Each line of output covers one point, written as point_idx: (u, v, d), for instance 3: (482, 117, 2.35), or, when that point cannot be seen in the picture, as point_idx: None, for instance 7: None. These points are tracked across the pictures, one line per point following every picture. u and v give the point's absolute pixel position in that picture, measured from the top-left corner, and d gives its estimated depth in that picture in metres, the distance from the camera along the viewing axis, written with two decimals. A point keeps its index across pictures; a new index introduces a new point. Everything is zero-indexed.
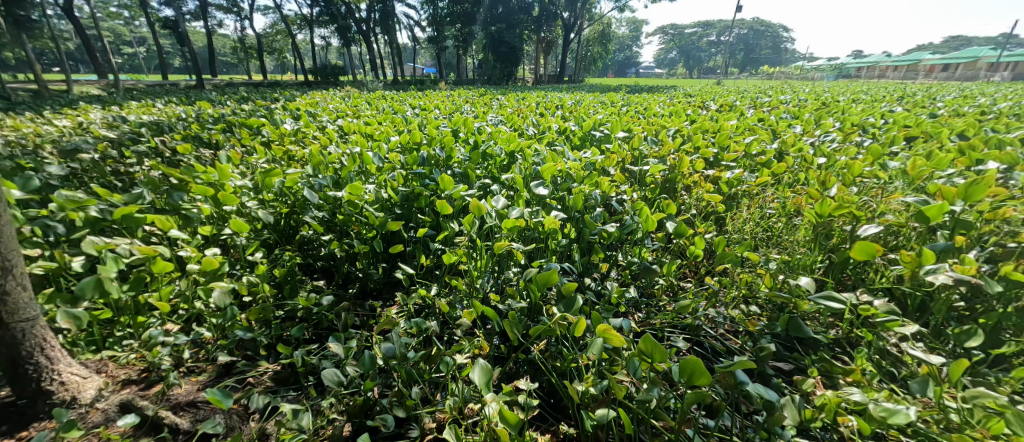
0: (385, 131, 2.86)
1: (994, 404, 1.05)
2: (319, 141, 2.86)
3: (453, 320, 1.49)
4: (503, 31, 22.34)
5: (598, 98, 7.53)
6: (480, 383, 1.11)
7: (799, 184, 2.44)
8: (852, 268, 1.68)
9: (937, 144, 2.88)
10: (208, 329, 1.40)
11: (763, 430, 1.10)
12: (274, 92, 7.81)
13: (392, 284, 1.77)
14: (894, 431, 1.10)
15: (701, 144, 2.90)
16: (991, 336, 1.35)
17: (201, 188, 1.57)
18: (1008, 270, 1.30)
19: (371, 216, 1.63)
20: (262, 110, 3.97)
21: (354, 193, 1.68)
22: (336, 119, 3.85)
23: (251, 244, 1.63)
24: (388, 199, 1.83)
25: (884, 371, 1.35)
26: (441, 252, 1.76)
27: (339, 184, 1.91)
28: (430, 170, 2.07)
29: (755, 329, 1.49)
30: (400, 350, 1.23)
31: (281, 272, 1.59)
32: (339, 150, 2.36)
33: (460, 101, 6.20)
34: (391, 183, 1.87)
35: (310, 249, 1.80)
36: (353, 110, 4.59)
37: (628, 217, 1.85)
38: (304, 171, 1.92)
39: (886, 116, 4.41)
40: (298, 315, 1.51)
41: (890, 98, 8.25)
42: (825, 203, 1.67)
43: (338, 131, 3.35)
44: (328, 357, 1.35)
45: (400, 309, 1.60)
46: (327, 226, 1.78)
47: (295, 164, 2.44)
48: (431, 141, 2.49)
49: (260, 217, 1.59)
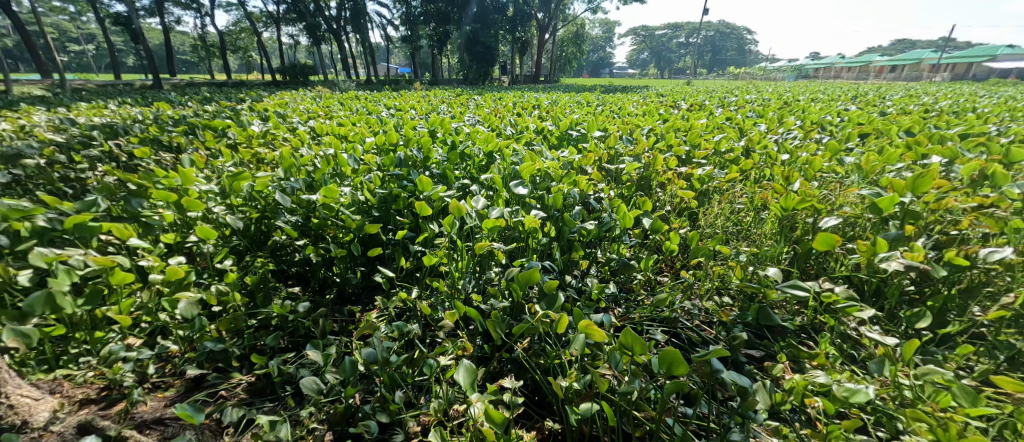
0: (359, 132, 2.81)
1: (942, 379, 1.14)
2: (290, 144, 2.78)
3: (435, 323, 1.48)
4: (478, 31, 22.35)
5: (574, 98, 7.65)
6: (465, 383, 1.11)
7: (765, 179, 2.56)
8: (814, 257, 1.77)
9: (887, 139, 3.07)
10: (174, 342, 1.35)
11: (738, 415, 1.15)
12: (239, 93, 7.51)
13: (373, 287, 1.75)
14: (856, 409, 1.18)
15: (673, 143, 3.00)
16: (938, 318, 1.43)
17: (162, 193, 1.49)
18: (952, 255, 1.39)
19: (348, 219, 1.59)
20: (227, 111, 3.82)
21: (329, 195, 1.63)
22: (307, 120, 3.76)
23: (219, 251, 1.57)
24: (365, 201, 1.79)
25: (846, 354, 1.42)
26: (421, 253, 1.74)
27: (313, 187, 1.86)
28: (408, 171, 2.05)
29: (728, 319, 1.56)
30: (382, 354, 1.21)
31: (253, 279, 1.54)
32: (312, 152, 2.30)
33: (435, 101, 6.18)
34: (367, 185, 1.84)
35: (284, 254, 1.75)
36: (325, 110, 4.49)
37: (606, 215, 1.90)
38: (275, 174, 1.86)
39: (841, 113, 4.70)
40: (273, 324, 1.46)
41: (847, 97, 8.72)
42: (790, 197, 1.76)
43: (310, 132, 3.27)
44: (306, 365, 1.31)
45: (382, 313, 1.58)
46: (301, 230, 1.71)
47: (265, 168, 2.36)
48: (408, 141, 2.47)
49: (229, 223, 1.52)
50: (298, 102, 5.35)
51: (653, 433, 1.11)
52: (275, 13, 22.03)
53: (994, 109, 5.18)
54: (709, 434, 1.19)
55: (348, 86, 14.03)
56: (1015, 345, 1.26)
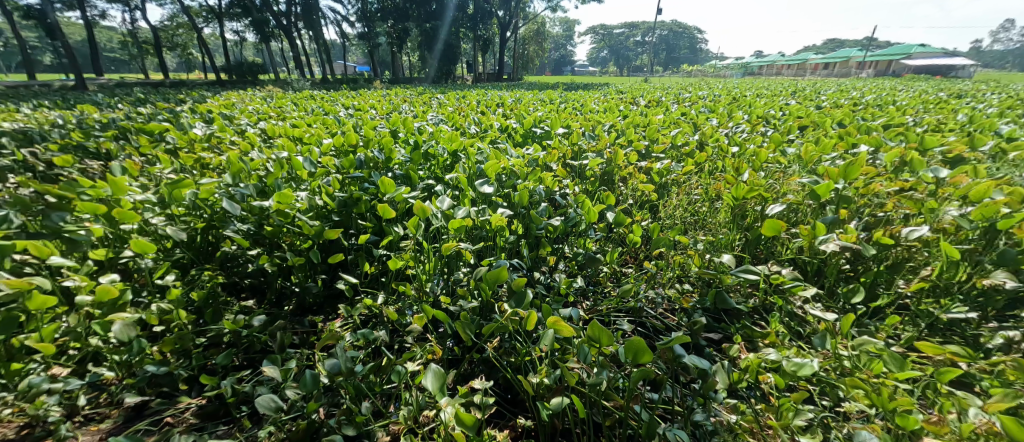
0: (316, 134, 2.70)
1: (876, 348, 1.25)
2: (239, 149, 2.63)
3: (403, 327, 1.45)
4: (438, 29, 22.06)
5: (536, 95, 7.72)
6: (434, 388, 1.09)
7: (718, 171, 2.70)
8: (763, 243, 1.89)
9: (823, 131, 3.32)
10: (109, 368, 1.25)
11: (701, 397, 1.22)
12: (177, 93, 6.99)
13: (336, 295, 1.68)
14: (804, 382, 1.29)
15: (633, 138, 3.10)
16: (870, 292, 1.56)
17: (88, 205, 1.36)
18: (879, 235, 1.52)
19: (305, 225, 1.52)
20: (164, 113, 3.56)
21: (284, 201, 1.58)
22: (257, 122, 3.56)
23: (160, 266, 1.47)
24: (323, 206, 1.72)
25: (794, 331, 1.53)
26: (386, 257, 1.70)
27: (266, 193, 1.76)
28: (369, 173, 1.99)
29: (689, 306, 1.65)
30: (346, 365, 1.17)
31: (201, 294, 1.46)
32: (264, 155, 2.19)
33: (395, 100, 6.05)
34: (326, 188, 1.77)
35: (236, 265, 1.62)
36: (277, 111, 4.28)
37: (572, 211, 1.94)
38: (222, 180, 1.75)
39: (783, 107, 5.03)
40: (224, 341, 1.39)
41: (788, 93, 9.37)
42: (740, 187, 1.87)
43: (261, 134, 3.11)
44: (264, 383, 1.25)
45: (346, 322, 1.53)
46: (254, 239, 1.63)
47: (211, 174, 2.22)
48: (368, 142, 2.40)
49: (170, 235, 1.41)
50: (247, 103, 5.07)
51: (622, 421, 1.15)
52: (217, 8, 20.71)
53: (909, 102, 5.78)
54: (674, 416, 1.25)
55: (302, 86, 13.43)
56: (933, 313, 1.38)
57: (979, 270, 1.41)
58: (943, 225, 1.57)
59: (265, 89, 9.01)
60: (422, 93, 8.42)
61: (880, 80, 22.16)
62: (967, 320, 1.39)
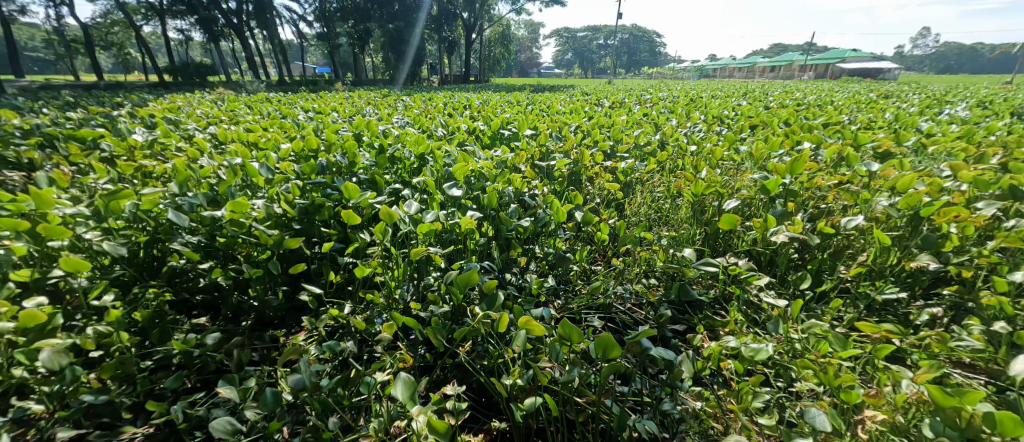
0: (272, 138, 2.61)
1: (822, 330, 1.36)
2: (186, 156, 2.49)
3: (371, 337, 1.44)
4: (401, 30, 21.77)
5: (504, 97, 7.78)
6: (404, 398, 1.08)
7: (678, 169, 2.83)
8: (722, 236, 2.00)
9: (772, 129, 3.54)
10: (38, 401, 1.13)
11: (668, 386, 1.28)
12: (114, 96, 6.52)
13: (298, 307, 1.65)
14: (760, 366, 1.37)
15: (598, 138, 3.20)
16: (816, 278, 1.69)
17: (8, 222, 1.26)
18: (822, 226, 1.65)
19: (262, 234, 1.45)
20: (98, 119, 3.31)
21: (238, 209, 1.49)
22: (206, 126, 3.39)
23: (95, 286, 1.35)
24: (283, 214, 1.67)
25: (750, 319, 1.63)
26: (352, 265, 1.68)
27: (218, 202, 1.67)
28: (331, 178, 1.95)
29: (655, 299, 1.72)
30: (311, 379, 1.14)
31: (146, 314, 1.35)
32: (216, 162, 2.09)
33: (358, 103, 5.93)
34: (285, 196, 1.70)
35: (185, 281, 1.55)
36: (229, 115, 4.09)
37: (541, 211, 1.98)
38: (167, 190, 1.66)
39: (736, 107, 5.34)
40: (173, 363, 1.32)
41: (740, 94, 9.91)
42: (698, 184, 1.98)
43: (211, 139, 2.96)
44: (219, 405, 1.20)
45: (310, 335, 1.49)
46: (205, 251, 1.53)
47: (155, 183, 2.08)
48: (330, 147, 2.34)
49: (107, 251, 1.32)
50: (195, 106, 4.81)
51: (595, 416, 1.20)
52: (159, 5, 19.45)
53: (842, 102, 6.31)
54: (644, 407, 1.31)
55: (254, 88, 12.86)
56: (870, 295, 1.51)
57: (906, 255, 1.56)
58: (875, 214, 1.72)
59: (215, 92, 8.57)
60: (386, 95, 8.29)
61: (822, 82, 23.79)
62: (900, 300, 1.53)
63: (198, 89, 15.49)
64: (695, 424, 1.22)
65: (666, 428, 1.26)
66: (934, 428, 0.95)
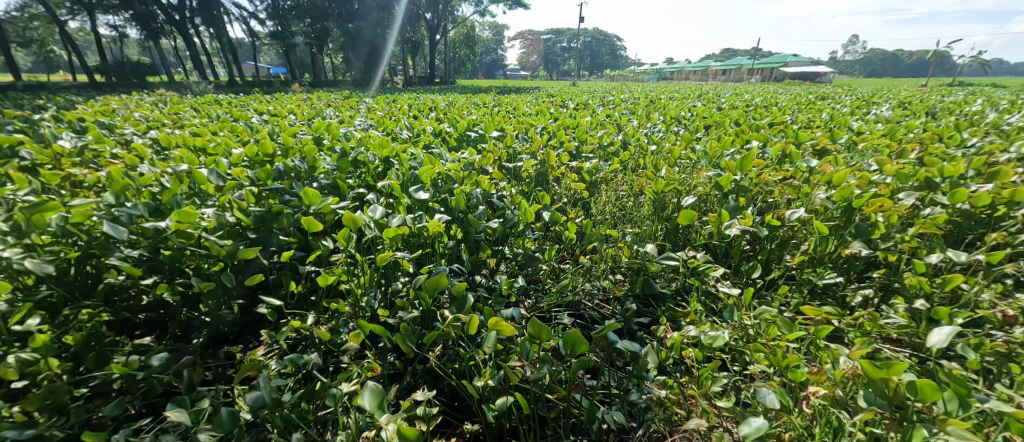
0: (223, 143, 2.48)
1: (771, 315, 1.46)
2: (125, 164, 2.32)
3: (337, 347, 1.41)
4: (363, 30, 21.29)
5: (470, 99, 7.77)
6: (372, 406, 1.08)
7: (640, 168, 2.94)
8: (681, 232, 2.09)
9: (724, 129, 3.75)
10: None
11: (635, 377, 1.34)
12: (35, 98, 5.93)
13: (257, 320, 1.58)
14: (718, 353, 1.46)
15: (563, 139, 3.27)
16: (767, 267, 1.81)
17: None
18: (770, 219, 1.77)
19: (214, 245, 1.34)
20: (17, 124, 3.01)
21: (184, 219, 1.38)
22: (147, 131, 3.17)
23: (17, 310, 1.19)
24: (236, 223, 1.58)
25: (709, 308, 1.73)
26: (315, 274, 1.63)
27: (161, 212, 1.56)
28: (290, 183, 1.88)
29: (621, 294, 1.79)
30: (271, 396, 1.09)
31: (78, 338, 1.22)
32: (159, 170, 1.96)
33: (317, 105, 5.76)
34: (238, 204, 1.61)
35: (124, 300, 1.43)
36: (173, 118, 3.85)
37: (509, 212, 2.01)
38: (102, 201, 1.54)
39: (692, 108, 5.61)
40: (114, 388, 1.23)
41: (696, 96, 10.40)
42: (659, 182, 2.07)
43: (154, 146, 2.77)
44: (170, 429, 1.13)
45: (270, 349, 1.44)
46: (148, 265, 1.40)
47: (86, 193, 1.92)
48: (288, 151, 2.26)
49: (31, 269, 1.18)
50: (134, 109, 4.50)
51: (566, 411, 1.23)
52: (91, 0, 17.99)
53: (786, 103, 6.79)
54: (612, 399, 1.36)
55: (202, 89, 12.20)
56: (813, 281, 1.64)
57: (841, 243, 1.71)
58: (815, 206, 1.86)
59: (157, 93, 8.04)
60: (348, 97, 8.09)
61: (771, 84, 25.29)
62: (839, 285, 1.67)
63: (139, 89, 14.50)
64: (659, 412, 1.28)
65: (634, 417, 1.31)
66: (868, 398, 1.05)
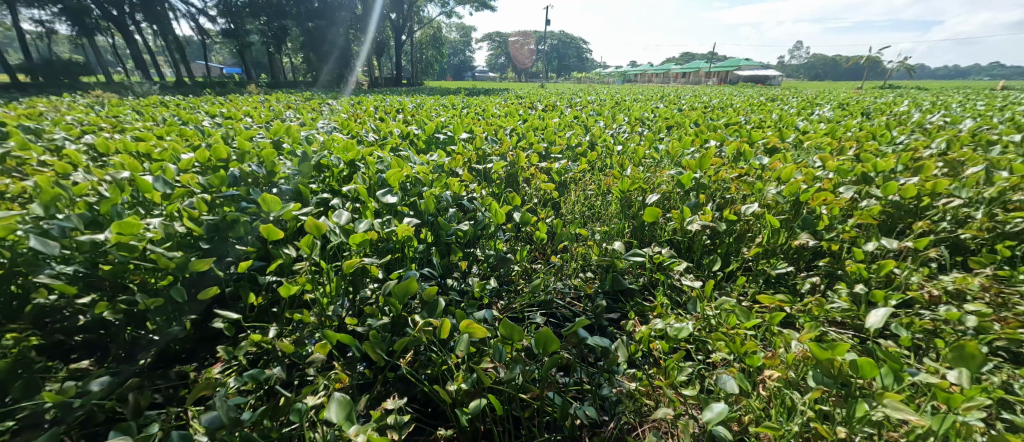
0: (171, 148, 2.34)
1: (730, 305, 1.55)
2: (57, 172, 2.14)
3: (303, 360, 1.37)
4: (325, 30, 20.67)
5: (438, 101, 7.68)
6: (339, 419, 1.06)
7: (607, 168, 3.02)
8: (648, 229, 2.17)
9: (685, 129, 3.91)
10: None
11: (606, 372, 1.38)
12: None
13: (213, 336, 1.48)
14: (684, 344, 1.53)
15: (533, 141, 3.31)
16: (727, 260, 1.91)
17: None
18: (728, 214, 1.87)
19: (160, 257, 1.25)
20: None
21: (126, 231, 1.28)
22: (84, 137, 2.94)
23: None
24: (187, 233, 1.50)
25: (675, 301, 1.80)
26: (277, 284, 1.57)
27: (99, 224, 1.46)
28: (247, 189, 1.80)
29: (592, 291, 1.84)
30: (229, 415, 1.05)
31: (2, 364, 1.09)
32: (98, 179, 1.83)
33: (276, 107, 5.55)
34: (189, 213, 1.51)
35: (57, 321, 1.31)
36: (114, 122, 3.59)
37: (480, 214, 2.02)
38: (29, 213, 1.42)
39: (655, 110, 5.83)
40: (48, 418, 1.08)
41: (659, 98, 10.76)
42: (625, 182, 2.14)
43: (94, 152, 2.58)
44: None
45: (228, 366, 1.39)
46: (85, 282, 1.29)
47: (11, 205, 1.76)
48: (243, 156, 2.16)
49: None
50: (68, 112, 4.17)
51: (540, 410, 1.25)
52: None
53: (741, 104, 7.17)
54: (585, 394, 1.40)
55: (147, 90, 11.45)
56: (768, 272, 1.75)
57: (792, 234, 1.82)
58: (767, 201, 1.98)
59: (94, 94, 7.47)
60: (309, 98, 7.84)
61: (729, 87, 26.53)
62: (792, 274, 1.78)
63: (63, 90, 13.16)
64: (629, 404, 1.32)
65: (606, 411, 1.35)
66: (816, 377, 1.13)
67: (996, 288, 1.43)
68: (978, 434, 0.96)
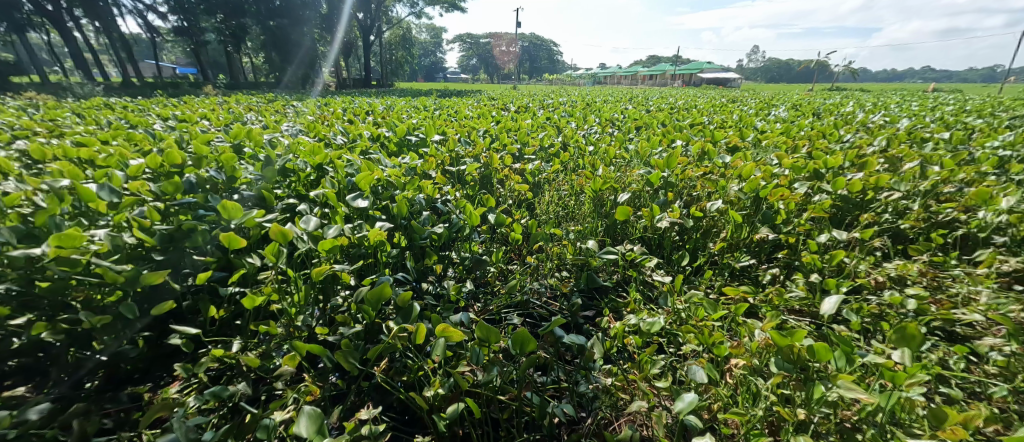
0: (120, 154, 2.21)
1: (699, 299, 1.61)
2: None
3: (269, 374, 1.33)
4: (289, 30, 20.05)
5: (409, 103, 7.58)
6: (309, 433, 1.03)
7: (579, 168, 3.08)
8: (620, 227, 2.22)
9: (653, 129, 4.04)
10: None
11: (582, 368, 1.41)
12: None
13: (170, 353, 1.40)
14: (657, 338, 1.58)
15: (506, 142, 3.33)
16: (694, 255, 1.98)
17: None
18: (694, 211, 1.95)
19: (107, 271, 1.17)
20: None
21: (66, 243, 1.19)
22: (20, 142, 2.73)
23: None
24: (137, 245, 1.41)
25: (648, 296, 1.86)
26: (241, 295, 1.52)
27: (36, 236, 1.36)
28: (205, 196, 1.72)
29: (568, 289, 1.87)
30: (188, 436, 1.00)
31: None
32: (36, 188, 1.70)
33: (237, 109, 5.34)
34: (140, 223, 1.43)
35: None
36: (55, 126, 3.35)
37: (454, 216, 2.02)
38: None
39: (623, 111, 5.98)
40: None
41: (628, 99, 11.02)
42: (597, 181, 2.20)
43: (32, 159, 2.40)
44: None
45: (187, 384, 1.33)
46: (19, 301, 1.20)
47: None
48: (200, 160, 2.06)
49: None
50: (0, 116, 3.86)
51: (517, 410, 1.27)
52: None
53: (705, 106, 7.47)
54: (562, 392, 1.42)
55: (88, 92, 10.68)
56: (733, 265, 1.83)
57: (753, 229, 1.92)
58: (730, 197, 2.07)
59: (29, 95, 6.91)
60: (273, 100, 7.58)
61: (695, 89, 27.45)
62: (755, 266, 1.87)
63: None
64: (606, 399, 1.35)
65: (583, 407, 1.38)
66: (778, 363, 1.20)
67: (931, 273, 1.58)
68: (920, 408, 1.05)
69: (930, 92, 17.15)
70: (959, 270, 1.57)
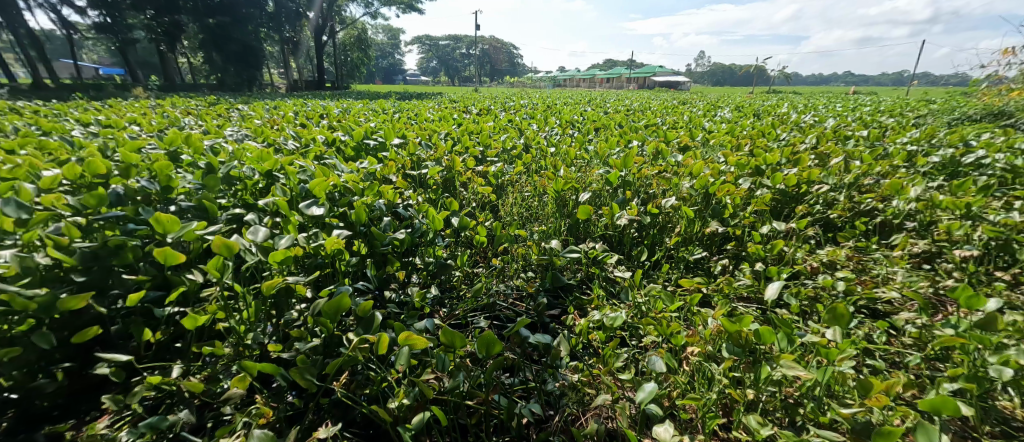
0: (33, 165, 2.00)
1: (657, 291, 1.69)
2: None
3: (215, 399, 1.26)
4: (235, 29, 19.02)
5: (368, 106, 7.41)
6: None
7: (541, 169, 3.13)
8: (582, 226, 2.28)
9: (610, 131, 4.17)
10: None
11: (549, 366, 1.44)
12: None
13: (97, 384, 1.32)
14: (619, 332, 1.64)
15: (468, 145, 3.33)
16: (653, 251, 2.07)
17: None
18: (649, 208, 2.03)
19: (14, 298, 1.05)
20: None
21: None
22: None
23: None
24: (53, 265, 1.28)
25: (610, 292, 1.92)
26: (183, 315, 1.41)
27: None
28: (135, 208, 1.59)
29: (533, 290, 1.90)
30: None
31: None
32: None
33: (176, 114, 4.99)
34: (55, 241, 1.29)
35: None
36: None
37: (416, 221, 2.00)
38: None
39: (582, 113, 6.15)
40: None
41: (587, 100, 11.32)
42: (558, 182, 2.24)
43: None
44: None
45: (118, 417, 1.23)
46: None
47: None
48: (129, 170, 1.90)
49: None
50: None
51: (486, 413, 1.27)
52: None
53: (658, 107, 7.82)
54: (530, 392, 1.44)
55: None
56: (688, 258, 1.92)
57: (705, 223, 2.02)
58: (683, 194, 2.18)
59: None
60: (217, 104, 7.15)
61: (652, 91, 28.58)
62: (708, 259, 1.98)
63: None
64: (572, 395, 1.38)
65: (551, 405, 1.41)
66: (729, 348, 1.27)
67: (857, 258, 1.75)
68: (851, 380, 1.15)
69: (857, 93, 18.81)
70: (879, 254, 1.74)
